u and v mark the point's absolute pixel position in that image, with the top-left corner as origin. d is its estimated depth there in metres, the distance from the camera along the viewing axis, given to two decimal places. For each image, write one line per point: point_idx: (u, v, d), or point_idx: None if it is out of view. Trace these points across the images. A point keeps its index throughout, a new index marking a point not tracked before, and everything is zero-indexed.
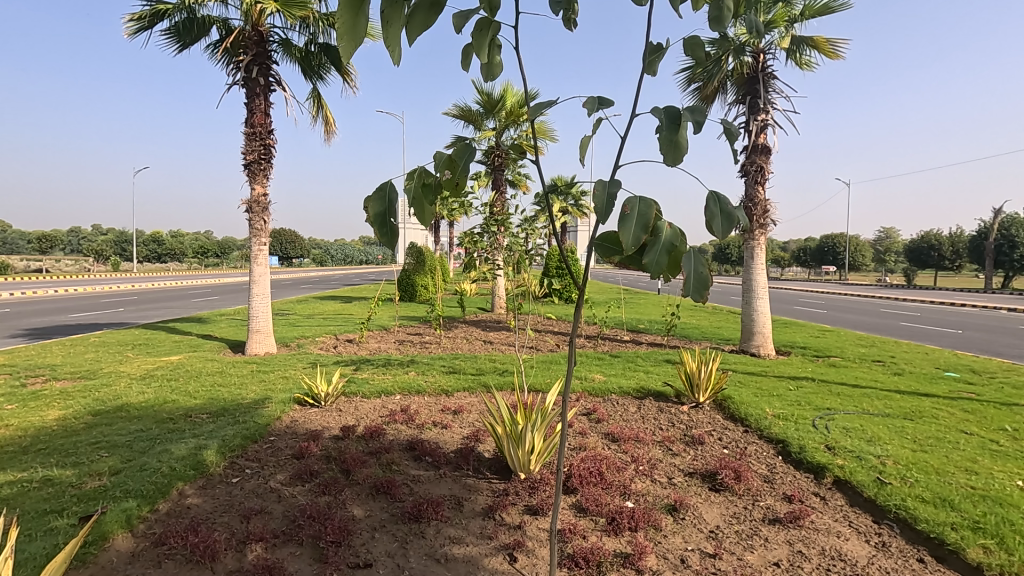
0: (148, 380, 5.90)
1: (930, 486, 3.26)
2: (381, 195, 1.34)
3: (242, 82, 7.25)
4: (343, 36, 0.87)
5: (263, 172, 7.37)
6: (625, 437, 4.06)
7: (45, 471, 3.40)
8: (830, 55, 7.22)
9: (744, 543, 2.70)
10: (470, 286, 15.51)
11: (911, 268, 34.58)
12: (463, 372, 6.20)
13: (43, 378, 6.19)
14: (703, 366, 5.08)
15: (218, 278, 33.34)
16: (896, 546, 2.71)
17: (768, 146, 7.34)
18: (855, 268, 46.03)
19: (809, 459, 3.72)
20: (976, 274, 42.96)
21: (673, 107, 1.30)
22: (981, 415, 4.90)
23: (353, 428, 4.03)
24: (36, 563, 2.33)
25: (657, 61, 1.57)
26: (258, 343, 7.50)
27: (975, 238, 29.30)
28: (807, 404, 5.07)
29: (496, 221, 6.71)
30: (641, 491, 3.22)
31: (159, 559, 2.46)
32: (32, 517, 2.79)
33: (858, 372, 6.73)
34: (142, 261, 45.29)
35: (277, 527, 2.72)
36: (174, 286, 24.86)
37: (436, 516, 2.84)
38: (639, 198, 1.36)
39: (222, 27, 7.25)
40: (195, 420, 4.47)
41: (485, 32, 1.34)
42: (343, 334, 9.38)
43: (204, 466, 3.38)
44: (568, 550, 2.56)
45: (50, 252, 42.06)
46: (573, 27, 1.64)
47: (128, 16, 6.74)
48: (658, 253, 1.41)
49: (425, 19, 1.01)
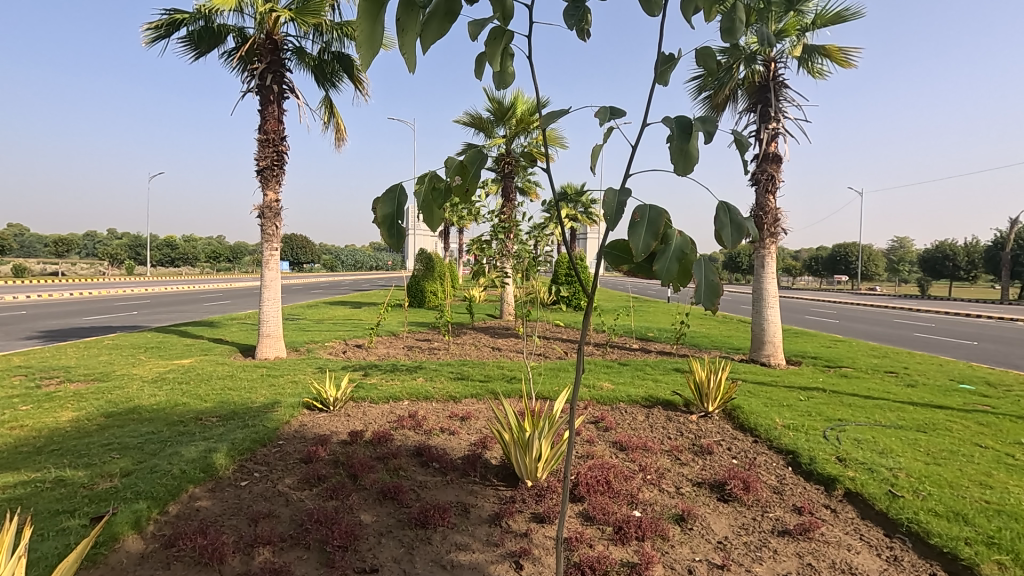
0: (159, 384, 5.96)
1: (944, 500, 3.20)
2: (391, 198, 1.37)
3: (256, 89, 7.38)
4: (362, 44, 0.89)
5: (275, 178, 7.45)
6: (633, 446, 4.05)
7: (57, 472, 3.45)
8: (843, 64, 7.18)
9: (753, 554, 2.67)
10: (478, 293, 15.59)
11: (924, 278, 34.19)
12: (471, 379, 6.21)
13: (57, 379, 6.29)
14: (713, 375, 5.03)
15: (228, 282, 33.64)
16: (908, 560, 2.67)
17: (780, 154, 7.33)
18: (867, 277, 45.58)
19: (820, 470, 3.67)
20: (990, 284, 42.41)
21: (684, 116, 1.32)
22: (996, 428, 4.80)
23: (361, 433, 4.04)
24: (49, 563, 2.37)
25: (669, 71, 1.58)
26: (267, 347, 7.56)
27: (991, 248, 28.90)
28: (818, 415, 5.01)
29: (505, 228, 6.75)
30: (648, 501, 3.20)
31: (167, 560, 2.49)
32: (44, 517, 2.83)
33: (871, 382, 6.65)
34: (154, 265, 46.09)
35: (285, 531, 2.73)
36: (190, 290, 25.45)
37: (442, 522, 2.84)
38: (650, 206, 1.38)
39: (237, 36, 7.39)
40: (204, 423, 4.51)
41: (498, 41, 1.38)
42: (352, 339, 9.45)
43: (213, 469, 3.41)
44: (575, 559, 2.55)
45: (66, 257, 43.30)
46: (586, 38, 1.68)
47: (146, 24, 6.91)
48: (669, 261, 1.42)
49: (440, 29, 1.04)
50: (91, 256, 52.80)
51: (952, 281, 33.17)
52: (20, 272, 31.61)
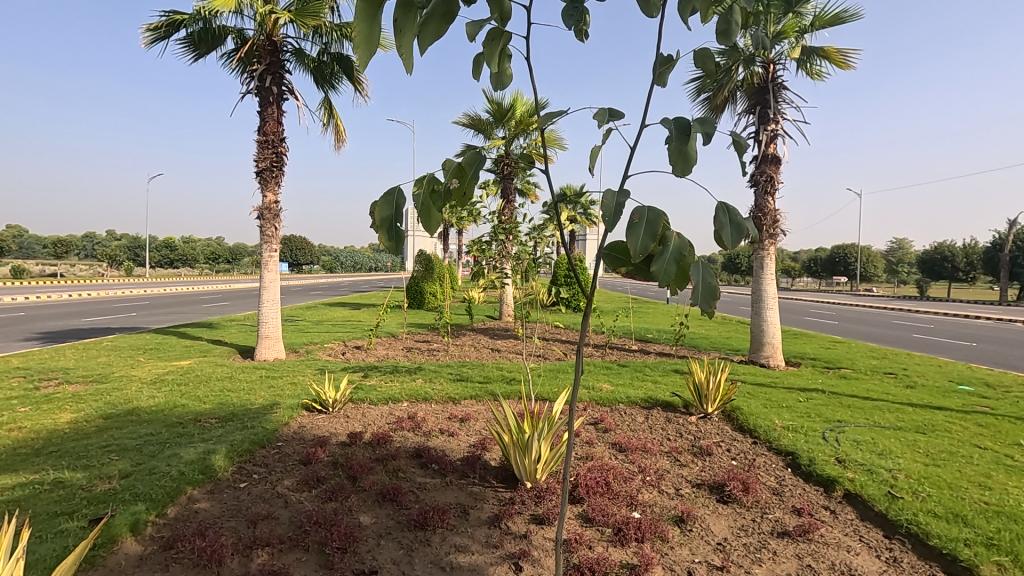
0: (158, 385, 5.96)
1: (943, 501, 3.20)
2: (389, 200, 1.37)
3: (256, 90, 7.38)
4: (359, 45, 0.89)
5: (274, 179, 7.45)
6: (632, 447, 4.05)
7: (56, 473, 3.44)
8: (842, 66, 7.20)
9: (752, 556, 2.66)
10: (477, 295, 15.57)
11: (923, 279, 34.22)
12: (470, 380, 6.21)
13: (56, 381, 6.28)
14: (712, 376, 5.03)
15: (228, 283, 33.66)
16: (908, 562, 2.67)
17: (779, 155, 7.35)
18: (867, 278, 45.61)
19: (819, 472, 3.67)
20: (989, 286, 42.46)
21: (683, 118, 1.32)
22: (995, 429, 4.81)
23: (360, 435, 4.04)
24: (47, 565, 2.36)
25: (667, 73, 1.58)
26: (266, 349, 7.55)
27: (989, 250, 28.94)
28: (817, 416, 5.02)
29: (505, 230, 6.74)
30: (648, 502, 3.19)
31: (166, 562, 2.48)
32: (42, 519, 2.83)
33: (870, 384, 6.65)
34: (153, 267, 46.04)
35: (284, 533, 2.73)
36: (189, 291, 25.48)
37: (442, 523, 2.83)
38: (648, 208, 1.38)
39: (236, 37, 7.40)
40: (203, 425, 4.50)
41: (496, 42, 1.38)
42: (351, 340, 9.44)
43: (212, 470, 3.41)
44: (574, 561, 2.55)
45: (65, 259, 43.30)
46: (584, 39, 1.68)
47: (145, 25, 6.92)
48: (667, 263, 1.41)
49: (438, 29, 1.04)
50: (90, 257, 52.76)
51: (951, 282, 33.19)
52: (19, 273, 31.59)
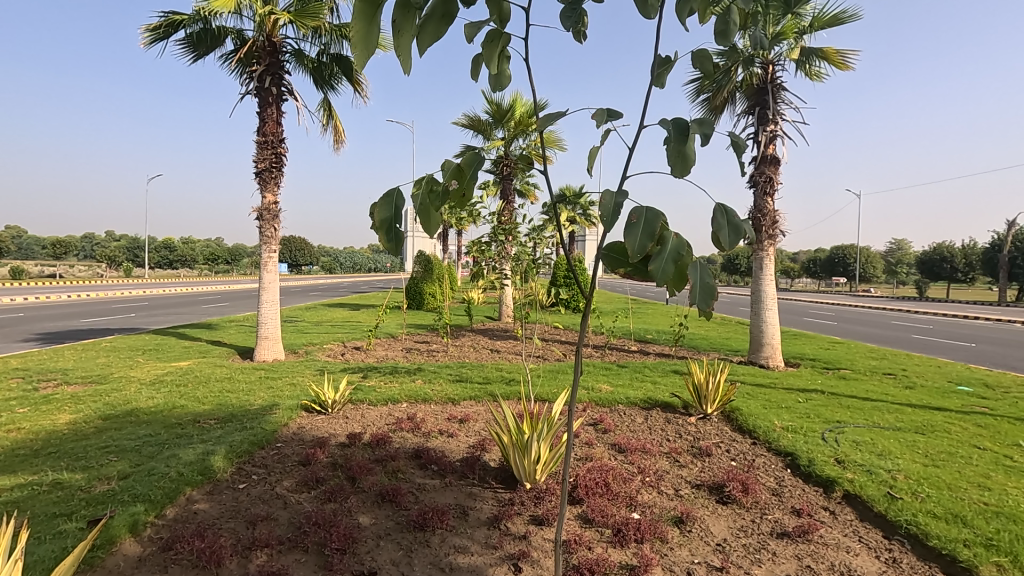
0: (157, 386, 5.95)
1: (942, 501, 3.21)
2: (389, 201, 1.37)
3: (255, 91, 7.38)
4: (357, 45, 0.89)
5: (274, 180, 7.45)
6: (631, 448, 4.04)
7: (55, 475, 3.44)
8: (841, 67, 7.22)
9: (752, 557, 2.66)
10: (477, 295, 15.55)
11: (923, 280, 34.25)
12: (470, 381, 6.20)
13: (55, 382, 6.27)
14: (712, 377, 5.03)
15: (227, 284, 33.67)
16: (907, 562, 2.67)
17: (778, 156, 7.36)
18: (866, 279, 45.66)
19: (818, 472, 3.67)
20: (988, 286, 42.52)
21: (681, 119, 1.32)
22: (994, 430, 4.81)
23: (359, 436, 4.03)
24: (46, 566, 2.35)
25: (666, 73, 1.58)
26: (265, 350, 7.54)
27: (988, 250, 28.99)
28: (816, 417, 5.02)
29: (505, 230, 6.74)
30: (647, 503, 3.19)
31: (165, 563, 2.48)
32: (41, 520, 2.82)
33: (869, 384, 6.66)
34: (152, 268, 46.01)
35: (283, 534, 2.72)
36: (189, 292, 25.49)
37: (441, 524, 2.83)
38: (646, 209, 1.38)
39: (236, 38, 7.40)
40: (202, 426, 4.49)
41: (494, 43, 1.38)
42: (351, 341, 9.45)
43: (212, 471, 3.40)
44: (574, 561, 2.54)
45: (64, 260, 43.30)
46: (583, 40, 1.68)
47: (145, 26, 6.92)
48: (665, 262, 1.40)
49: (436, 31, 1.04)
50: (89, 258, 52.75)
51: (950, 283, 33.23)
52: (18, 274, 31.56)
